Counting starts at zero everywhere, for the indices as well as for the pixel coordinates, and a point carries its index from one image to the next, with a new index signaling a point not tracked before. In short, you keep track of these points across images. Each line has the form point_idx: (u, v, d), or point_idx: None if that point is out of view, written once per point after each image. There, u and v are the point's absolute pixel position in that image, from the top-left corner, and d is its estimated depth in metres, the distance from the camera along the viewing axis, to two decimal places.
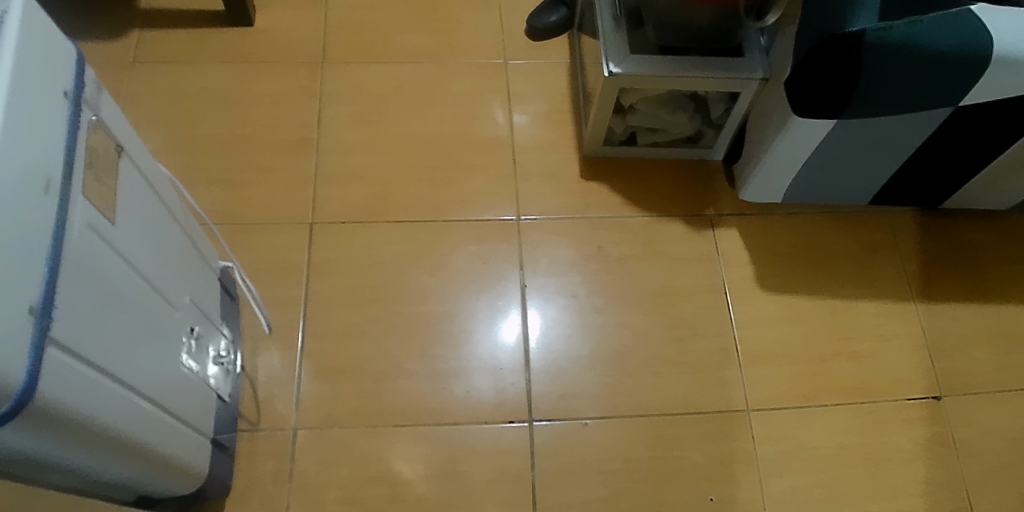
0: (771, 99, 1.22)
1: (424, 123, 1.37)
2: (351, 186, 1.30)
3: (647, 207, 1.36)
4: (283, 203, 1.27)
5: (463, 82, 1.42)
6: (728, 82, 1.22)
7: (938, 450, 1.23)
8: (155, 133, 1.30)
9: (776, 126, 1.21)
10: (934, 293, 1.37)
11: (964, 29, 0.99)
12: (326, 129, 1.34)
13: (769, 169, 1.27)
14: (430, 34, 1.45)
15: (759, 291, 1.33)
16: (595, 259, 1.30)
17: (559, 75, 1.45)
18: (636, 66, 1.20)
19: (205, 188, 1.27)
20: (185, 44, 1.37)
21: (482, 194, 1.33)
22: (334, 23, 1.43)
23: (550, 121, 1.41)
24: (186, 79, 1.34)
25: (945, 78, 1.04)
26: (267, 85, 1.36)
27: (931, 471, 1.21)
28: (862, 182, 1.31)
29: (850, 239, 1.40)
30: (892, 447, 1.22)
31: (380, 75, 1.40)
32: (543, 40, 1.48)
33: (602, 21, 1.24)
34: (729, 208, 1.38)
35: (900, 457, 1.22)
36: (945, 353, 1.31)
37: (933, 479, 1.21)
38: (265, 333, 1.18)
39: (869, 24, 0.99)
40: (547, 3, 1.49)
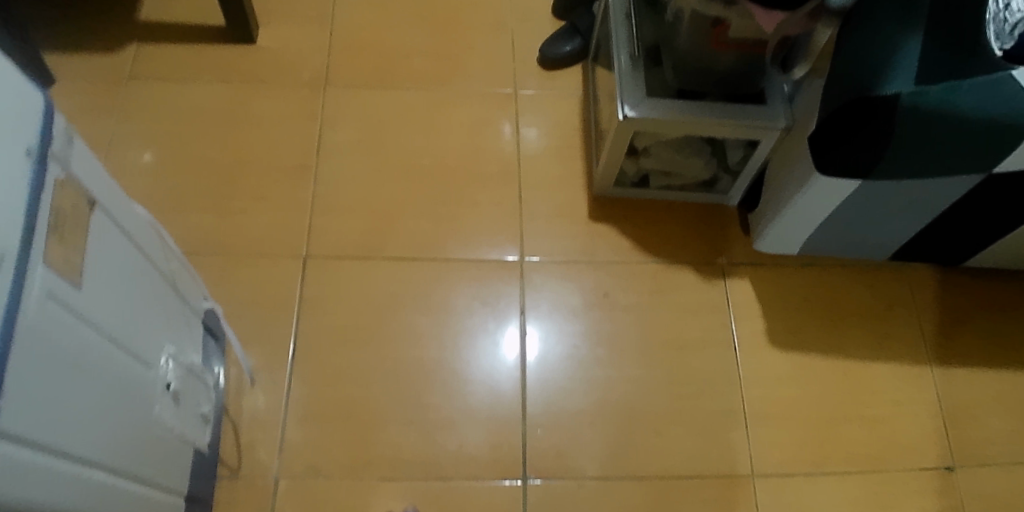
0: (793, 151, 1.15)
1: (428, 153, 1.31)
2: (348, 218, 1.24)
3: (657, 253, 1.30)
4: (277, 233, 1.21)
5: (472, 111, 1.36)
6: (748, 130, 1.16)
7: None
8: (147, 154, 1.24)
9: (797, 179, 1.15)
10: (952, 357, 1.31)
11: (1013, 96, 0.90)
12: (325, 156, 1.28)
13: (787, 223, 1.21)
14: (439, 59, 1.39)
15: (769, 347, 1.27)
16: (600, 307, 1.24)
17: (570, 107, 1.39)
18: (652, 110, 1.14)
19: (196, 215, 1.21)
20: (184, 60, 1.32)
21: (485, 232, 1.27)
22: (339, 43, 1.38)
23: (560, 156, 1.35)
24: (182, 98, 1.29)
25: (986, 144, 0.96)
26: (267, 107, 1.30)
27: None
28: (884, 238, 1.24)
29: (866, 296, 1.34)
30: None
31: (384, 101, 1.34)
32: (556, 70, 1.42)
33: (618, 59, 1.17)
34: (743, 256, 1.32)
35: None
36: (960, 421, 1.25)
37: None
38: (248, 384, 1.12)
39: (904, 88, 0.92)
40: (562, 32, 1.42)
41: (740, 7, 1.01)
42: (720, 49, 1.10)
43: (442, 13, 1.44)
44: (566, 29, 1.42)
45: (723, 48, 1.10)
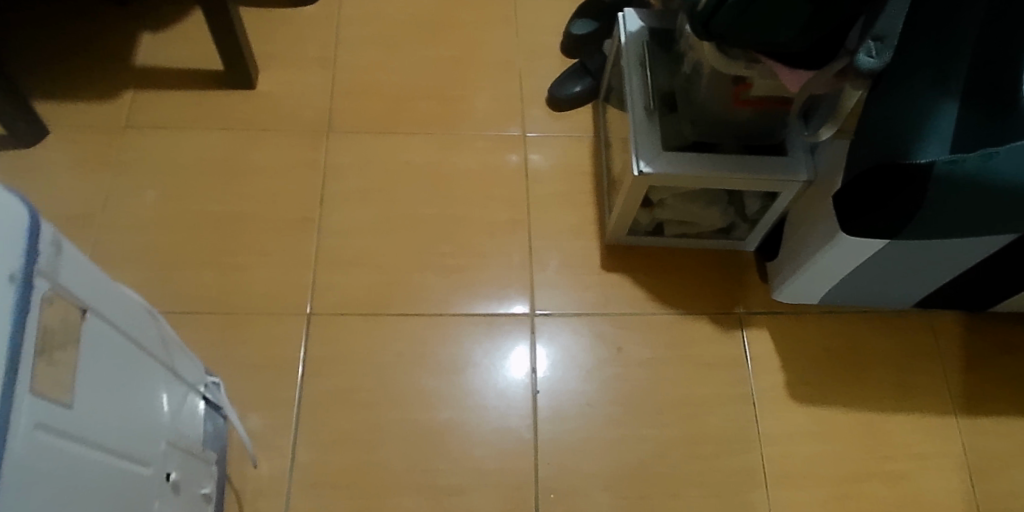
0: (816, 205, 1.11)
1: (434, 201, 1.27)
2: (352, 271, 1.20)
3: (672, 303, 1.25)
4: (279, 289, 1.17)
5: (479, 157, 1.31)
6: (769, 183, 1.12)
7: None
8: (144, 207, 1.20)
9: (821, 234, 1.10)
10: (981, 407, 1.25)
11: None
12: (328, 206, 1.24)
13: (809, 277, 1.16)
14: (445, 101, 1.35)
15: (790, 401, 1.21)
16: (614, 362, 1.19)
17: (581, 150, 1.34)
18: (669, 165, 1.10)
19: (196, 271, 1.17)
20: (183, 108, 1.28)
21: (494, 284, 1.23)
22: (341, 87, 1.34)
23: (570, 202, 1.30)
24: (181, 148, 1.25)
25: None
26: (268, 155, 1.26)
27: None
28: (908, 288, 1.20)
29: (890, 344, 1.29)
30: None
31: (389, 146, 1.30)
32: (566, 111, 1.37)
33: (633, 111, 1.14)
34: (761, 305, 1.27)
35: None
36: (990, 474, 1.19)
37: None
38: (250, 468, 1.06)
39: (939, 155, 0.87)
40: (571, 72, 1.38)
41: (763, 66, 0.97)
42: (740, 104, 1.06)
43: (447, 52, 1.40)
44: (575, 69, 1.38)
45: (743, 106, 1.07)
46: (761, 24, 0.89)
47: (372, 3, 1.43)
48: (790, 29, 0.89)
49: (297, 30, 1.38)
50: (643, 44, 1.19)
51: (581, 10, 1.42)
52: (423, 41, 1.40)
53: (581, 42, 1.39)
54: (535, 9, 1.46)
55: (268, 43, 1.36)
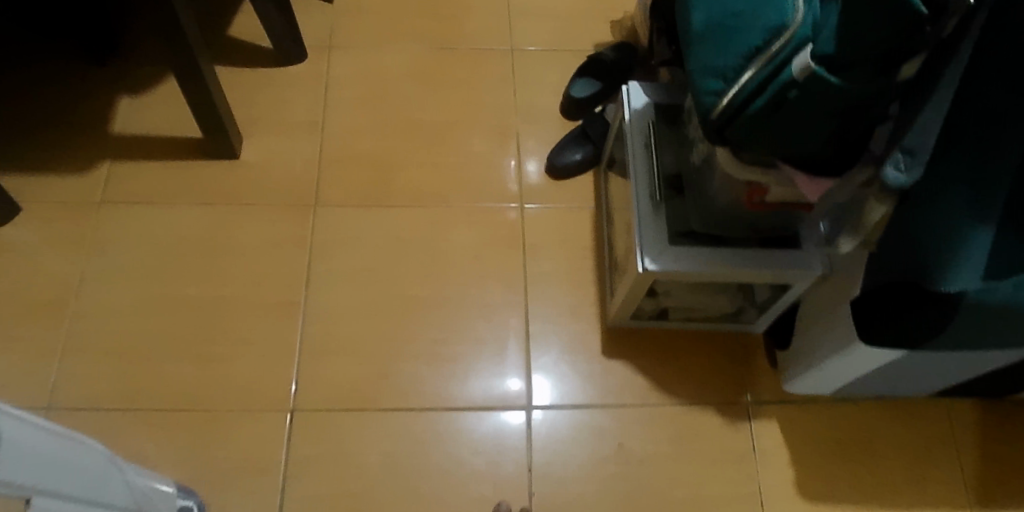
0: (833, 300, 1.05)
1: (427, 281, 1.20)
2: (339, 362, 1.14)
3: (676, 392, 1.18)
4: (261, 383, 1.11)
5: (475, 232, 1.24)
6: (781, 276, 1.05)
7: None
8: (120, 291, 1.14)
9: (837, 335, 1.03)
10: (1003, 500, 1.16)
11: None
12: (315, 288, 1.17)
13: (822, 374, 1.09)
14: (438, 170, 1.28)
15: (801, 500, 1.13)
16: (614, 460, 1.12)
17: (582, 222, 1.27)
18: (674, 262, 1.03)
19: (175, 363, 1.11)
20: (162, 182, 1.21)
21: (489, 373, 1.16)
22: (328, 154, 1.26)
23: (570, 281, 1.23)
24: (160, 226, 1.18)
25: None
26: (251, 233, 1.20)
27: None
28: (927, 382, 1.13)
29: (903, 432, 1.20)
30: None
31: (378, 221, 1.23)
32: (565, 179, 1.29)
33: (638, 200, 1.07)
34: (770, 393, 1.20)
35: None
36: None
37: None
38: None
39: (969, 284, 0.82)
40: (571, 137, 1.30)
41: (780, 172, 0.90)
42: (753, 208, 0.97)
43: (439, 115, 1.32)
44: (575, 134, 1.30)
45: (756, 208, 0.98)
46: (782, 137, 0.81)
47: (362, 61, 1.35)
48: (813, 141, 0.82)
49: (282, 91, 1.30)
50: (649, 124, 1.12)
51: (583, 69, 1.34)
52: (415, 102, 1.32)
53: (581, 104, 1.31)
54: (535, 66, 1.38)
55: (252, 106, 1.28)
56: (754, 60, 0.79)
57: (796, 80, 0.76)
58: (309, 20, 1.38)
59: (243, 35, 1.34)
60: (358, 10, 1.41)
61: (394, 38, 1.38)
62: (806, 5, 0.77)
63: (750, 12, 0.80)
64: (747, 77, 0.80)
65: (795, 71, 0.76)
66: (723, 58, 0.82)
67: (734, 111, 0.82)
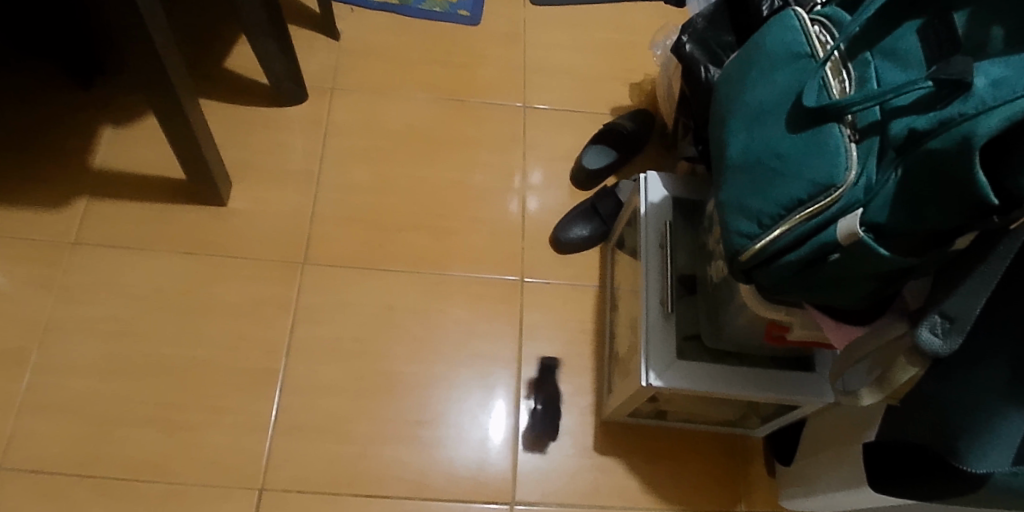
0: (846, 429, 0.99)
1: (415, 357, 1.13)
2: (315, 440, 1.06)
3: (668, 497, 1.12)
4: (227, 456, 1.03)
5: (469, 304, 1.17)
6: (791, 401, 0.98)
7: None
8: (87, 343, 1.07)
9: (845, 472, 0.98)
10: None
11: None
12: (294, 356, 1.10)
13: (825, 500, 1.04)
14: (437, 234, 1.20)
15: None
16: None
17: (584, 303, 1.19)
18: (682, 380, 0.95)
19: (139, 428, 1.03)
20: (142, 225, 1.14)
21: (473, 460, 1.08)
22: (321, 208, 1.18)
23: (566, 368, 1.16)
24: (135, 276, 1.11)
25: None
26: (234, 290, 1.12)
27: None
28: None
29: None
30: None
31: (370, 287, 1.15)
32: (570, 253, 1.22)
33: (648, 306, 1.00)
34: (765, 503, 1.14)
35: None
36: None
37: None
38: None
39: (999, 466, 0.73)
40: (578, 211, 1.22)
41: (806, 313, 0.84)
42: (774, 342, 0.92)
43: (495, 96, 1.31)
44: (584, 207, 1.22)
45: (775, 341, 0.92)
46: (817, 290, 0.75)
47: (366, 107, 1.27)
48: (847, 296, 0.75)
49: (279, 136, 1.22)
50: (666, 221, 1.03)
51: (597, 137, 1.26)
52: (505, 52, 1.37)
53: (594, 177, 1.24)
54: (547, 127, 1.30)
55: (244, 149, 1.20)
56: (793, 212, 0.71)
57: (840, 243, 0.69)
58: (313, 58, 1.30)
59: (241, 69, 1.26)
60: (365, 50, 1.32)
61: (402, 84, 1.30)
62: (860, 164, 0.69)
63: (795, 157, 0.72)
64: (784, 229, 0.71)
65: (840, 235, 0.68)
66: (761, 201, 0.73)
67: (765, 258, 0.74)
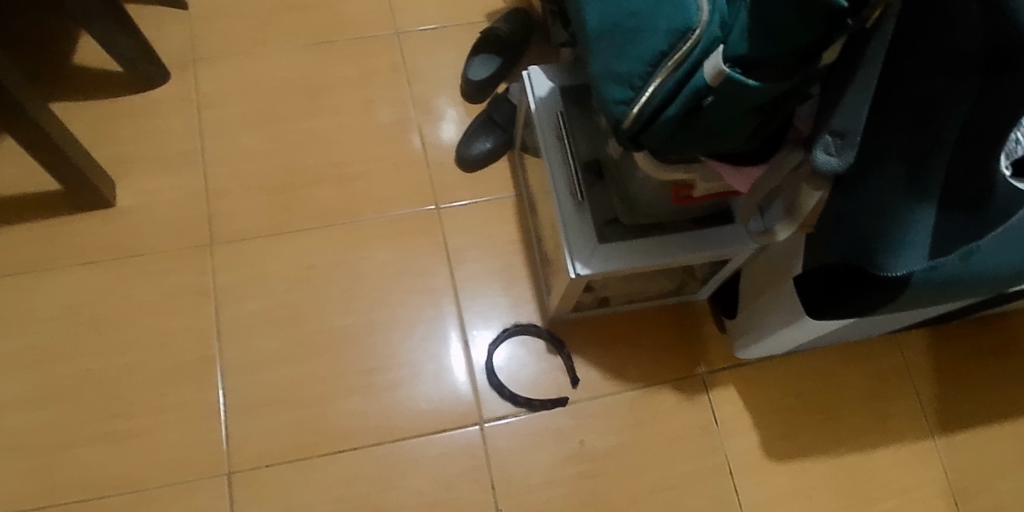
0: (774, 270, 1.01)
1: (349, 309, 1.11)
2: (271, 412, 1.05)
3: (630, 378, 1.14)
4: (188, 451, 1.02)
5: (390, 243, 1.15)
6: (719, 256, 0.99)
7: None
8: (12, 379, 1.03)
9: (784, 310, 1.00)
10: (959, 422, 1.17)
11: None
12: (228, 339, 1.08)
13: (773, 342, 1.07)
14: (341, 183, 1.17)
15: (766, 461, 1.12)
16: (576, 459, 1.08)
17: (505, 214, 1.18)
18: (609, 263, 0.96)
19: (90, 447, 1.01)
20: (34, 247, 1.09)
21: (431, 393, 1.09)
22: (215, 187, 1.15)
23: (502, 281, 1.15)
24: (41, 300, 1.07)
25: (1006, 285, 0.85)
26: (147, 289, 1.09)
27: None
28: (879, 327, 1.11)
29: (857, 378, 1.19)
30: None
31: (287, 252, 1.13)
32: (478, 170, 1.20)
33: (560, 199, 0.99)
34: (723, 360, 1.17)
35: None
36: (971, 492, 1.13)
37: None
38: None
39: (912, 264, 0.77)
40: (477, 125, 1.19)
41: (704, 167, 0.84)
42: (683, 203, 0.93)
43: (365, 29, 1.26)
44: (481, 120, 1.20)
45: (685, 202, 0.93)
46: (704, 139, 0.74)
47: (235, 73, 1.21)
48: (735, 138, 0.75)
49: (151, 123, 1.17)
50: (558, 112, 1.02)
51: (477, 46, 1.22)
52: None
53: (485, 86, 1.21)
54: (425, 48, 1.26)
55: (119, 146, 1.15)
56: (660, 66, 0.70)
57: (710, 86, 0.68)
58: (164, 33, 1.22)
59: (91, 63, 1.18)
60: (218, 14, 1.25)
61: (265, 39, 1.24)
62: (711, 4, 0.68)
63: (649, 11, 0.71)
64: (656, 84, 0.70)
65: (709, 77, 0.67)
66: (628, 64, 0.72)
67: (646, 120, 0.73)
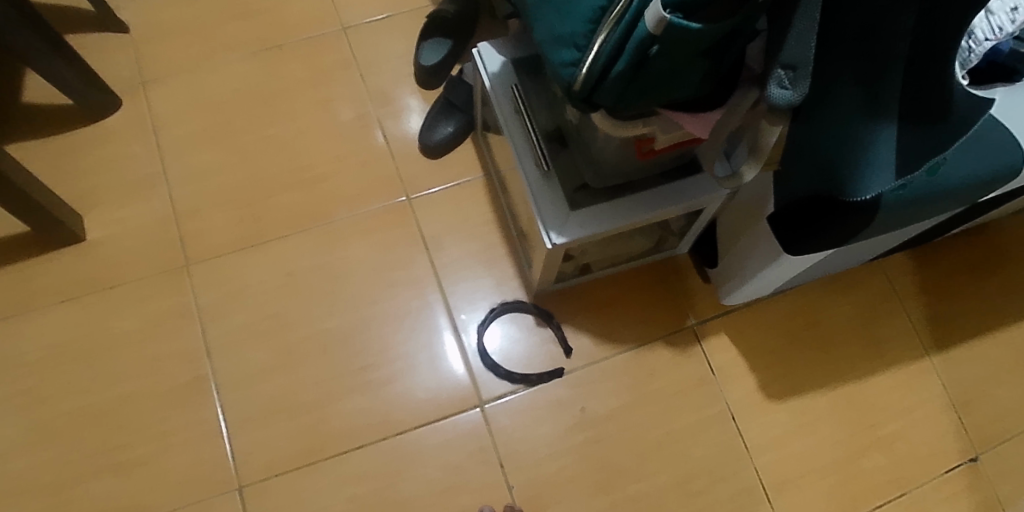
0: (747, 214, 1.02)
1: (334, 310, 1.11)
2: (272, 422, 1.05)
3: (623, 340, 1.14)
4: (194, 471, 1.02)
5: (367, 239, 1.15)
6: (692, 206, 0.99)
7: None
8: (6, 425, 1.03)
9: (762, 251, 1.01)
10: (949, 337, 1.19)
11: (999, 163, 0.83)
12: (218, 356, 1.08)
13: (758, 285, 1.08)
14: (310, 186, 1.16)
15: (767, 402, 1.13)
16: (580, 426, 1.09)
17: (476, 196, 1.18)
18: (583, 228, 0.96)
19: (96, 481, 1.01)
20: (9, 292, 1.08)
21: (427, 381, 1.09)
22: (185, 208, 1.14)
23: (483, 262, 1.16)
24: (24, 342, 1.06)
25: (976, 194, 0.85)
26: (130, 318, 1.09)
27: None
28: (859, 256, 1.13)
29: (846, 309, 1.20)
30: None
31: (265, 262, 1.12)
32: (444, 155, 1.20)
33: (526, 172, 0.99)
34: (712, 309, 1.18)
35: None
36: (969, 403, 1.15)
37: None
38: None
39: (883, 186, 0.79)
40: (436, 110, 1.20)
41: (662, 118, 0.83)
42: (647, 158, 0.93)
43: (311, 30, 1.25)
44: (440, 106, 1.20)
45: (649, 156, 0.93)
46: (657, 90, 0.74)
47: (187, 91, 1.20)
48: (688, 84, 0.75)
49: (110, 152, 1.16)
50: (512, 86, 1.01)
51: (426, 31, 1.22)
52: None
53: (439, 71, 1.21)
54: (375, 41, 1.25)
55: (81, 179, 1.14)
56: (603, 22, 0.70)
57: (653, 35, 0.67)
58: (110, 60, 1.21)
59: (40, 99, 1.17)
60: (162, 33, 1.23)
61: (212, 53, 1.23)
62: None
63: None
64: (600, 41, 0.70)
65: (650, 26, 0.66)
66: (570, 24, 0.72)
67: (596, 79, 0.73)
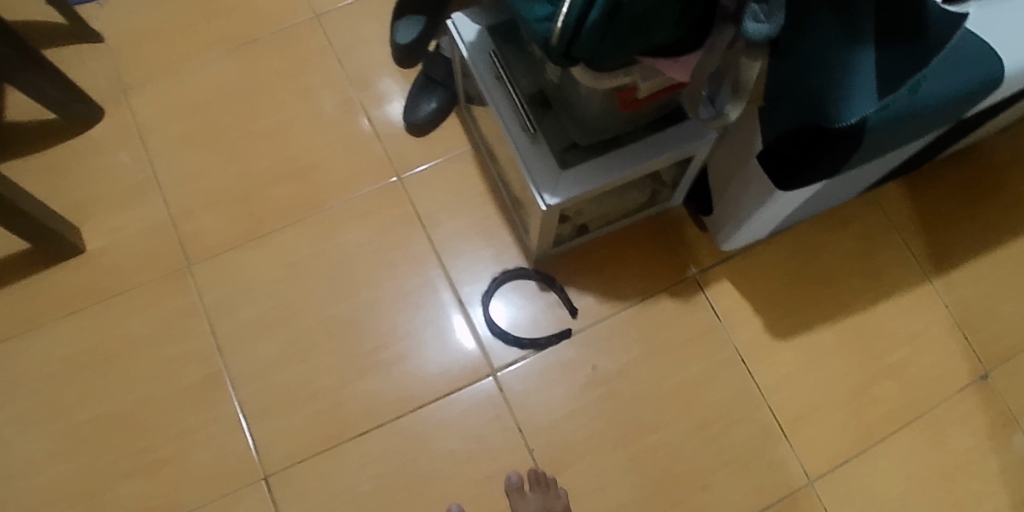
0: (735, 157, 1.02)
1: (339, 295, 1.12)
2: (290, 411, 1.07)
3: (626, 296, 1.15)
4: (220, 465, 1.04)
5: (363, 223, 1.16)
6: (680, 153, 0.99)
7: (1004, 431, 1.11)
8: (30, 439, 1.04)
9: (754, 192, 1.01)
10: (949, 260, 1.19)
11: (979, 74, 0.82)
12: (229, 351, 1.09)
13: (754, 226, 1.08)
14: (301, 175, 1.17)
15: (775, 342, 1.14)
16: (592, 384, 1.10)
17: (467, 168, 1.19)
18: (576, 187, 0.96)
19: (123, 484, 1.03)
20: (17, 309, 1.09)
21: (438, 356, 1.10)
22: (180, 210, 1.15)
23: (480, 233, 1.16)
24: (38, 358, 1.07)
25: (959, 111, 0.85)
26: (138, 323, 1.10)
27: (1005, 458, 1.09)
28: (852, 188, 1.13)
29: (844, 242, 1.20)
30: (959, 452, 1.09)
31: (265, 255, 1.13)
32: (430, 131, 1.20)
33: (513, 137, 0.99)
34: (712, 257, 1.18)
35: (970, 459, 1.09)
36: (974, 323, 1.16)
37: (1010, 466, 1.09)
38: None
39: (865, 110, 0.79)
40: (418, 87, 1.20)
41: (642, 67, 0.84)
42: (631, 108, 0.93)
43: (285, 21, 1.25)
44: (421, 83, 1.20)
45: (632, 107, 0.93)
46: (632, 38, 0.74)
47: (168, 94, 1.20)
48: (663, 30, 0.75)
49: (100, 163, 1.16)
50: (491, 53, 1.01)
51: (399, 10, 1.22)
52: None
53: (415, 48, 1.21)
54: (350, 25, 1.25)
55: (74, 193, 1.15)
56: None
57: None
58: (89, 71, 1.21)
59: (22, 116, 1.17)
60: (136, 39, 1.23)
61: (189, 54, 1.23)
62: None
63: None
64: None
65: None
66: None
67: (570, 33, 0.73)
